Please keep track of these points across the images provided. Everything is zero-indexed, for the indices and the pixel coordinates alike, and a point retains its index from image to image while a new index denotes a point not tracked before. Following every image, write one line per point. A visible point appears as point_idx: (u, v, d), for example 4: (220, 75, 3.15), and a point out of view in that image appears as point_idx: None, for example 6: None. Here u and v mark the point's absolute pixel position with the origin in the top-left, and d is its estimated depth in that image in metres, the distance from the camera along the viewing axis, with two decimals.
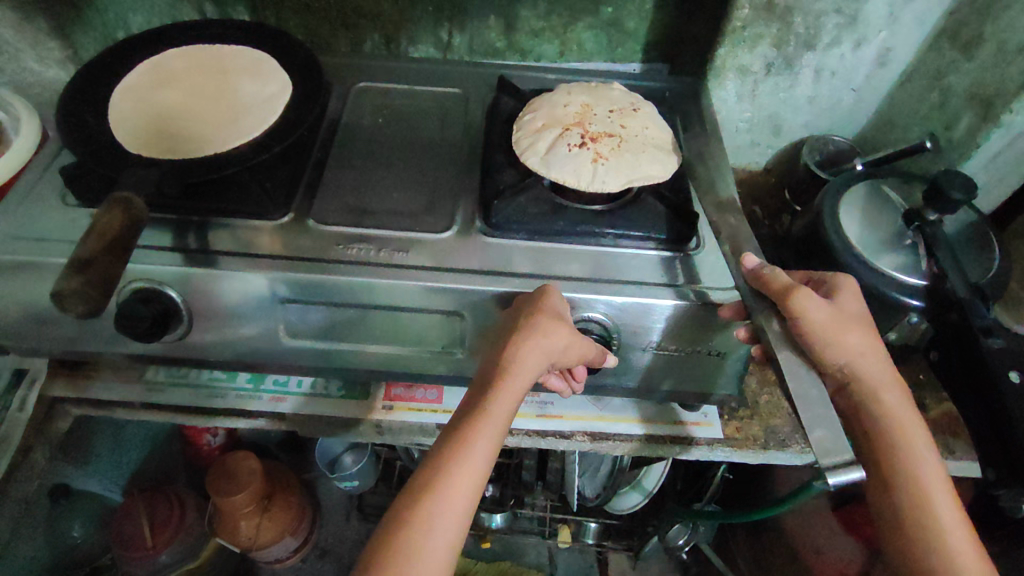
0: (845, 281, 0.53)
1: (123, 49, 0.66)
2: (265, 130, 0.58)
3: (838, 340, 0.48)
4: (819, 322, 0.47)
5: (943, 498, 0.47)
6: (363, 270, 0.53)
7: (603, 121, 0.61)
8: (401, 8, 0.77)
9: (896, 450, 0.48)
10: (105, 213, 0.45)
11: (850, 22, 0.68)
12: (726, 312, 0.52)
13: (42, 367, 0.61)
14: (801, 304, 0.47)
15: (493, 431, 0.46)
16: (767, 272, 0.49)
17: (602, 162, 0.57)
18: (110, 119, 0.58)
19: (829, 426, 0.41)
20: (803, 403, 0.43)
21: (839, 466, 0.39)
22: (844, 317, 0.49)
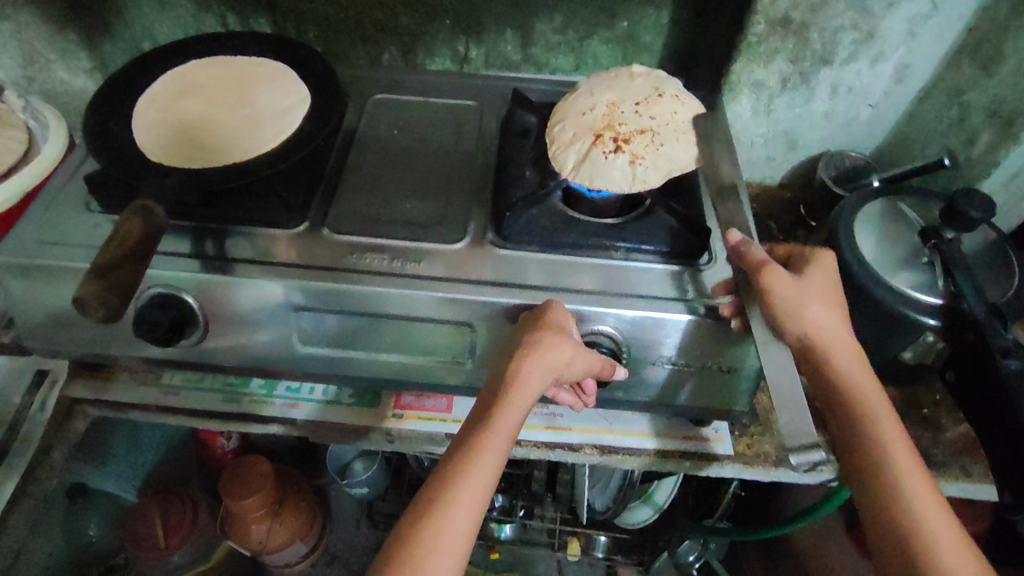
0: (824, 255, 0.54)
1: (152, 57, 0.67)
2: (282, 140, 0.60)
3: (795, 310, 0.49)
4: (784, 293, 0.50)
5: (904, 459, 0.47)
6: (376, 279, 0.54)
7: (632, 114, 0.57)
8: (418, 21, 0.79)
9: (860, 417, 0.49)
10: (123, 222, 0.45)
11: (866, 38, 0.67)
12: (719, 287, 0.55)
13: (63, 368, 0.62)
14: (771, 281, 0.49)
15: (490, 465, 0.46)
16: (746, 251, 0.52)
17: (640, 163, 0.55)
18: (134, 129, 0.60)
19: (796, 413, 0.46)
20: (776, 392, 0.47)
21: (805, 447, 0.45)
22: (808, 291, 0.51)
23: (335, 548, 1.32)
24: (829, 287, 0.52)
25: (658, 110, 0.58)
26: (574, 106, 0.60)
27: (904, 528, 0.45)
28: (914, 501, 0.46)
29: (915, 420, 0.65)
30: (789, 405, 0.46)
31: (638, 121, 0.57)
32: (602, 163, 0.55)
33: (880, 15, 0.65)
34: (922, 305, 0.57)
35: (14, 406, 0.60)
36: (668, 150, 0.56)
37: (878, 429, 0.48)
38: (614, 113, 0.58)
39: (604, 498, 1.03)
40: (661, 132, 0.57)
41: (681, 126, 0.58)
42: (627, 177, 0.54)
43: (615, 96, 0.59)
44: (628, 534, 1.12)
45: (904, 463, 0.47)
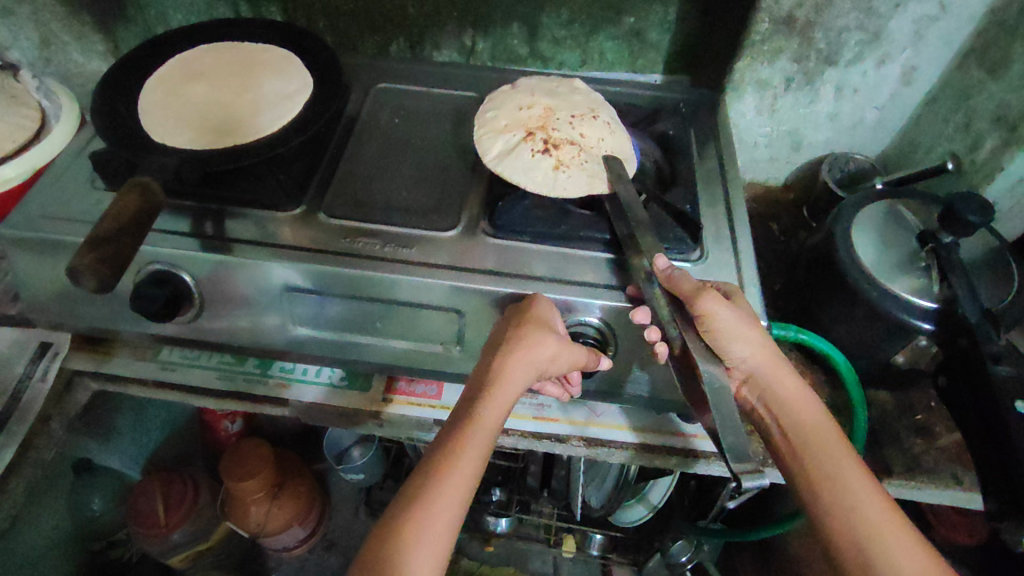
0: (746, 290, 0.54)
1: (162, 40, 0.69)
2: (282, 125, 0.61)
3: (739, 335, 0.50)
4: (724, 320, 0.49)
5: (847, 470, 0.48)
6: (368, 263, 0.55)
7: (563, 125, 0.61)
8: (426, 12, 0.80)
9: (799, 436, 0.50)
10: (121, 197, 0.47)
11: (872, 39, 0.67)
12: (639, 315, 0.51)
13: (66, 340, 0.63)
14: (709, 307, 0.48)
15: (478, 451, 0.47)
16: (678, 274, 0.50)
17: (563, 170, 0.57)
18: (139, 109, 0.61)
19: (737, 431, 0.44)
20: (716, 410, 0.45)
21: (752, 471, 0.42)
22: (746, 315, 0.51)
23: (333, 534, 1.34)
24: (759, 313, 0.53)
25: (593, 131, 0.61)
26: (513, 100, 0.64)
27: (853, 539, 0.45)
28: (863, 508, 0.46)
29: (909, 426, 0.64)
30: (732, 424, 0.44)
31: (572, 134, 0.60)
32: (527, 159, 0.57)
33: (886, 16, 0.64)
34: (915, 308, 0.57)
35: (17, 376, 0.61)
36: (592, 166, 0.58)
37: (813, 442, 0.49)
38: (548, 116, 0.61)
39: (600, 495, 1.04)
40: (588, 150, 0.59)
41: (611, 145, 0.60)
42: (548, 179, 0.57)
43: (552, 104, 0.63)
44: (624, 533, 1.13)
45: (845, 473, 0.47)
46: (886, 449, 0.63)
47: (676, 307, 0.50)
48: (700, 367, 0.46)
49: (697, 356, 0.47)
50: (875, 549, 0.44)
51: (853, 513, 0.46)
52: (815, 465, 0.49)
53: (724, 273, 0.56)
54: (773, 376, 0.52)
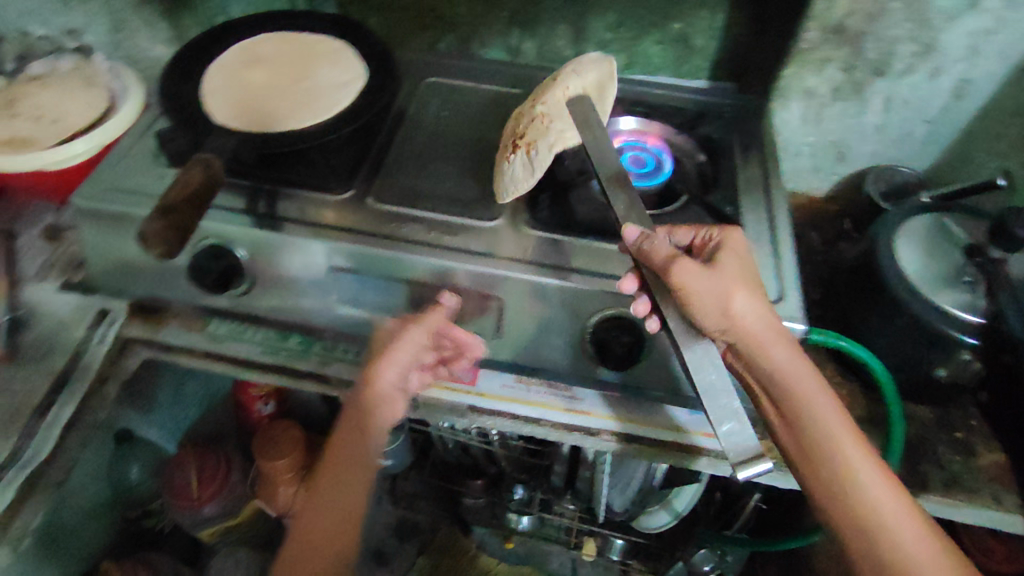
0: (735, 237, 0.54)
1: (226, 30, 0.73)
2: (335, 112, 0.63)
3: (720, 306, 0.50)
4: (701, 290, 0.49)
5: (844, 431, 0.51)
6: (412, 249, 0.58)
7: (524, 116, 0.62)
8: (476, 11, 0.82)
9: (795, 402, 0.52)
10: (185, 171, 0.49)
11: (925, 51, 0.66)
12: (626, 284, 0.54)
13: (122, 309, 0.67)
14: (682, 280, 0.48)
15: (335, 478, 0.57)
16: (647, 245, 0.49)
17: (532, 149, 0.58)
18: (203, 92, 0.64)
19: (734, 418, 0.49)
20: (709, 397, 0.49)
21: (749, 461, 0.49)
22: (724, 281, 0.50)
23: None
24: (742, 271, 0.53)
25: (549, 99, 0.61)
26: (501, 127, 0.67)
27: (861, 502, 0.50)
28: (859, 470, 0.50)
29: (947, 442, 0.63)
30: (729, 412, 0.49)
31: (533, 112, 0.61)
32: (506, 168, 0.60)
33: (939, 28, 0.64)
34: (961, 322, 0.56)
35: (77, 339, 0.65)
36: (558, 124, 0.58)
37: (809, 410, 0.52)
38: (514, 120, 0.64)
39: (623, 500, 1.03)
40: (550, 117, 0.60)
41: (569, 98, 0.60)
42: (529, 169, 0.58)
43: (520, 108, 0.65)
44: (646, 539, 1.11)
45: (847, 438, 0.51)
46: (922, 464, 0.62)
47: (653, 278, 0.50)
48: (683, 350, 0.50)
49: (682, 344, 0.50)
50: (876, 515, 0.49)
51: (860, 478, 0.50)
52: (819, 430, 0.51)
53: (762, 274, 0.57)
54: (757, 349, 0.51)
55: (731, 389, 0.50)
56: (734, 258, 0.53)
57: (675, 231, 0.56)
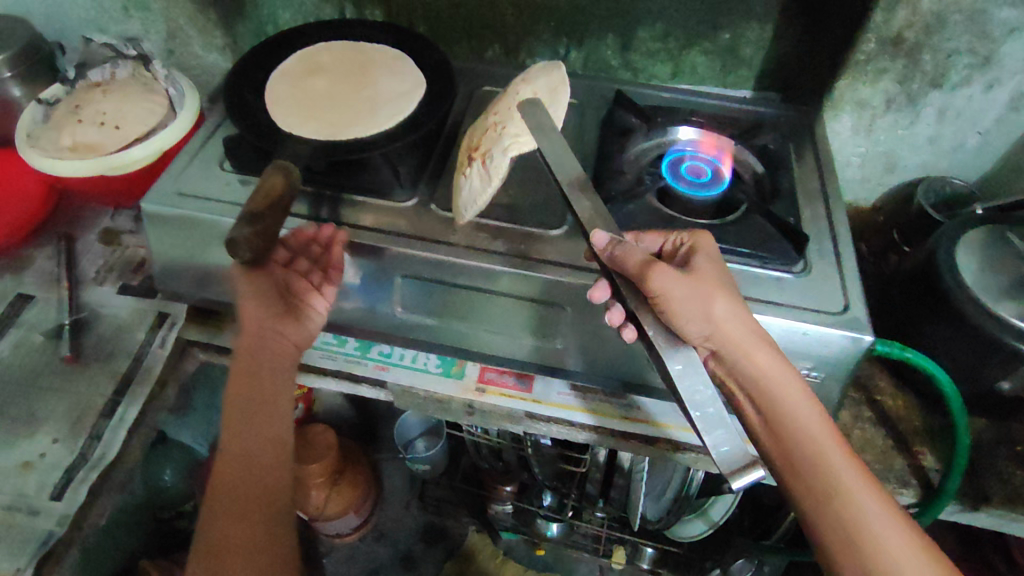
0: (706, 241, 0.54)
1: (284, 39, 0.74)
2: (398, 120, 0.63)
3: (700, 310, 0.48)
4: (677, 293, 0.47)
5: (831, 443, 0.47)
6: (477, 255, 0.58)
7: (480, 130, 0.61)
8: (524, 21, 0.82)
9: (774, 413, 0.49)
10: (269, 175, 0.50)
11: (983, 63, 0.66)
12: (597, 293, 0.54)
13: (182, 312, 0.68)
14: (660, 283, 0.47)
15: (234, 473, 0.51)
16: (619, 251, 0.48)
17: (485, 158, 0.56)
18: (267, 100, 0.65)
19: (722, 427, 0.46)
20: (695, 406, 0.46)
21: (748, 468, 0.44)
22: (703, 285, 0.49)
23: (383, 525, 1.36)
24: (720, 276, 0.51)
25: (500, 110, 0.60)
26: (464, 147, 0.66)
27: (847, 519, 0.45)
28: (851, 489, 0.46)
29: (1007, 456, 0.63)
30: (716, 419, 0.46)
31: (488, 125, 0.60)
32: (465, 181, 0.58)
33: (999, 40, 0.64)
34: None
35: (139, 341, 0.65)
36: (510, 130, 0.57)
37: (796, 421, 0.48)
38: (471, 137, 0.62)
39: (656, 509, 1.04)
40: (500, 125, 0.58)
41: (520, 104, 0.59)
42: (484, 179, 0.56)
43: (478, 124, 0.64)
44: (678, 548, 1.12)
45: (832, 450, 0.47)
46: (983, 477, 0.62)
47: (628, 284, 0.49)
48: (670, 368, 0.47)
49: (661, 352, 0.47)
50: (864, 531, 0.44)
51: (846, 494, 0.46)
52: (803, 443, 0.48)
53: (829, 287, 0.57)
54: (740, 357, 0.49)
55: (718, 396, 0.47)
56: (710, 263, 0.52)
57: (647, 238, 0.56)
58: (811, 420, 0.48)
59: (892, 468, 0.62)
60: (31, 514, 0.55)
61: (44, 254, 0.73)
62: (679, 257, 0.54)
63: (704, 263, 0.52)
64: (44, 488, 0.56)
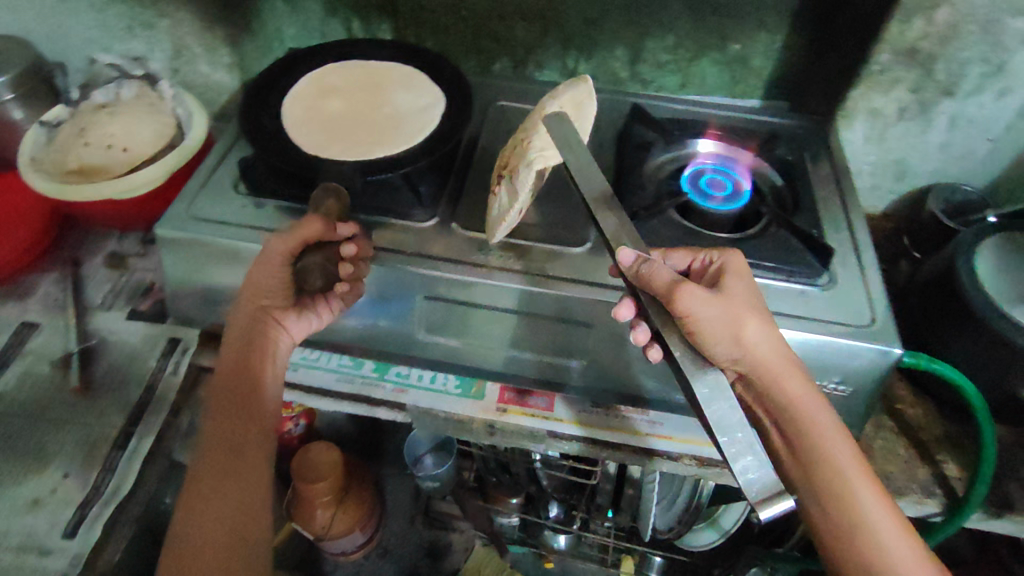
0: (736, 261, 0.53)
1: (291, 61, 0.72)
2: (422, 137, 0.63)
3: (730, 331, 0.47)
4: (706, 315, 0.46)
5: (857, 473, 0.48)
6: (501, 274, 0.58)
7: (508, 146, 0.60)
8: (534, 35, 0.82)
9: (804, 441, 0.48)
10: (324, 196, 0.58)
11: (995, 72, 0.67)
12: (624, 312, 0.51)
13: (194, 339, 0.65)
14: (687, 305, 0.46)
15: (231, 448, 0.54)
16: (646, 269, 0.46)
17: (512, 175, 0.56)
18: (285, 124, 0.64)
19: (750, 454, 0.43)
20: (723, 432, 0.43)
21: (776, 500, 0.42)
22: (732, 307, 0.48)
23: (388, 542, 1.34)
24: (751, 297, 0.50)
25: (525, 124, 0.59)
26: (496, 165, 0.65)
27: (865, 548, 0.46)
28: (873, 519, 0.47)
29: None
30: (744, 445, 0.43)
31: (514, 140, 0.59)
32: (495, 201, 0.58)
33: (1012, 50, 0.65)
34: None
35: (151, 368, 0.64)
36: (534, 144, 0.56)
37: (824, 450, 0.48)
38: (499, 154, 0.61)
39: (667, 519, 1.03)
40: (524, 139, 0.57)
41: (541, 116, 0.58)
42: (512, 197, 0.56)
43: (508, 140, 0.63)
44: (689, 556, 1.12)
45: (857, 479, 0.48)
46: (1007, 485, 0.61)
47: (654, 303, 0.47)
48: (696, 390, 0.44)
49: (689, 375, 0.45)
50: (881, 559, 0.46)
51: (867, 523, 0.47)
52: (828, 472, 0.48)
53: (855, 300, 0.57)
54: (771, 383, 0.49)
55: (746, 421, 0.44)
56: (741, 284, 0.51)
57: (676, 253, 0.56)
58: (840, 449, 0.48)
59: (917, 478, 0.62)
60: (45, 553, 0.53)
61: (49, 280, 0.71)
62: (709, 275, 0.53)
63: (734, 284, 0.51)
64: (57, 525, 0.55)
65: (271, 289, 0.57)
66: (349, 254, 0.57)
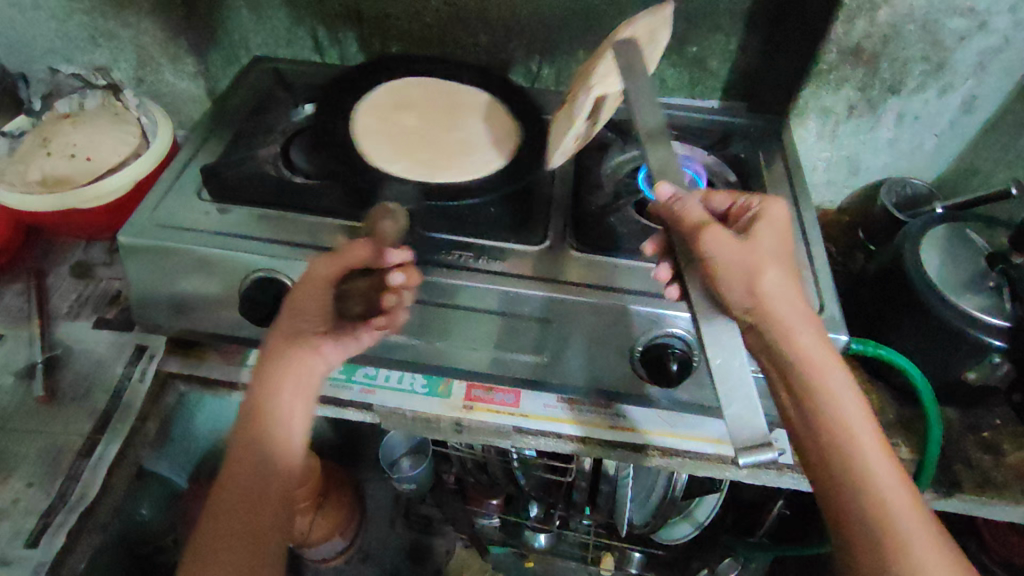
0: (774, 209, 0.53)
1: (372, 66, 0.74)
2: (491, 172, 0.63)
3: (749, 278, 0.48)
4: (726, 262, 0.47)
5: (863, 429, 0.48)
6: (458, 273, 0.58)
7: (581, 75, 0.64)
8: (497, 40, 0.84)
9: (811, 394, 0.48)
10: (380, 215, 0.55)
11: (937, 69, 0.69)
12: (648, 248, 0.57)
13: (160, 345, 0.67)
14: (709, 250, 0.47)
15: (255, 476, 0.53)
16: (677, 209, 0.48)
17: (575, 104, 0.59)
18: (354, 132, 0.66)
19: (746, 404, 0.45)
20: (721, 375, 0.46)
21: (754, 448, 0.45)
22: (755, 256, 0.48)
23: (369, 546, 1.35)
24: (777, 245, 0.50)
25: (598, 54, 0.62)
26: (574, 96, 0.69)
27: (867, 504, 0.46)
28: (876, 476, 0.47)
29: (975, 443, 0.65)
30: (739, 391, 0.46)
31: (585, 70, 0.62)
32: (558, 129, 0.62)
33: (951, 48, 0.67)
34: (987, 326, 0.59)
35: (117, 376, 0.64)
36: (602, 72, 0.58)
37: (832, 405, 0.48)
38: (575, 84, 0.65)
39: (643, 513, 1.04)
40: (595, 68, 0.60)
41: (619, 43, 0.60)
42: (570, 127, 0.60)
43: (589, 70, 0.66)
44: (665, 550, 1.13)
45: (863, 435, 0.48)
46: (954, 465, 0.64)
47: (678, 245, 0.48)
48: (704, 335, 0.47)
49: (700, 319, 0.48)
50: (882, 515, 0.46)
51: (869, 480, 0.47)
52: (833, 426, 0.48)
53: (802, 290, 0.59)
54: (785, 335, 0.48)
55: (748, 370, 0.46)
56: (769, 233, 0.51)
57: (719, 196, 0.56)
58: (848, 406, 0.48)
59: None
60: (5, 564, 0.53)
61: (12, 291, 0.71)
62: (743, 221, 0.53)
63: (762, 233, 0.51)
64: (18, 535, 0.55)
65: (311, 313, 0.55)
66: (394, 283, 0.51)
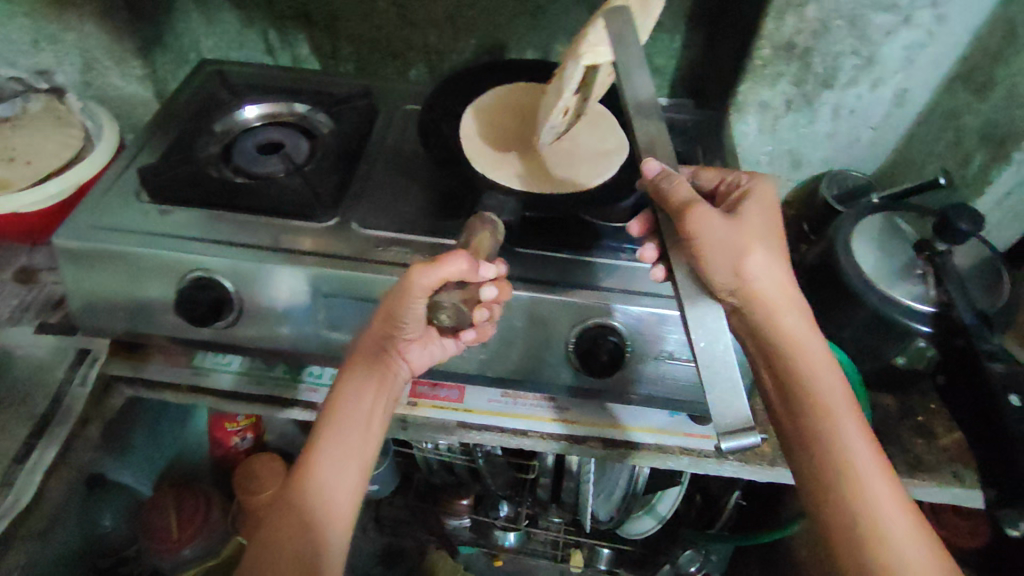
0: (761, 190, 0.55)
1: (472, 77, 0.76)
2: (596, 181, 0.64)
3: (737, 254, 0.49)
4: (714, 237, 0.48)
5: (843, 410, 0.49)
6: (392, 269, 0.58)
7: None
8: (446, 40, 0.85)
9: (790, 372, 0.50)
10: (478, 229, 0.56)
11: (867, 64, 0.71)
12: (637, 226, 0.59)
13: (104, 348, 0.66)
14: (696, 225, 0.48)
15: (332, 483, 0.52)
16: (666, 186, 0.49)
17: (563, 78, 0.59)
18: (461, 133, 0.68)
19: (729, 387, 0.46)
20: (706, 361, 0.46)
21: (739, 432, 0.45)
22: (741, 234, 0.50)
23: None
24: (765, 226, 0.52)
25: None
26: None
27: (844, 483, 0.47)
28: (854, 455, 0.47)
29: (910, 427, 0.67)
30: (724, 378, 0.46)
31: None
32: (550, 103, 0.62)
33: (879, 42, 0.69)
34: (915, 312, 0.61)
35: (58, 380, 0.64)
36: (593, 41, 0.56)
37: (812, 384, 0.50)
38: None
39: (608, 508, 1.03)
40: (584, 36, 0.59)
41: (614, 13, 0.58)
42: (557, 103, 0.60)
43: None
44: (631, 546, 1.13)
45: (841, 415, 0.49)
46: (888, 448, 0.65)
47: (667, 220, 0.50)
48: (686, 304, 0.47)
49: (685, 298, 0.47)
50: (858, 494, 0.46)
51: (845, 458, 0.48)
52: (812, 405, 0.49)
53: None
54: (767, 313, 0.51)
55: (731, 358, 0.46)
56: (754, 213, 0.53)
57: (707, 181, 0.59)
58: (828, 386, 0.50)
59: None
60: None
61: None
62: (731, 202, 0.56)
63: (749, 213, 0.53)
64: None
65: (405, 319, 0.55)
66: (491, 296, 0.54)
